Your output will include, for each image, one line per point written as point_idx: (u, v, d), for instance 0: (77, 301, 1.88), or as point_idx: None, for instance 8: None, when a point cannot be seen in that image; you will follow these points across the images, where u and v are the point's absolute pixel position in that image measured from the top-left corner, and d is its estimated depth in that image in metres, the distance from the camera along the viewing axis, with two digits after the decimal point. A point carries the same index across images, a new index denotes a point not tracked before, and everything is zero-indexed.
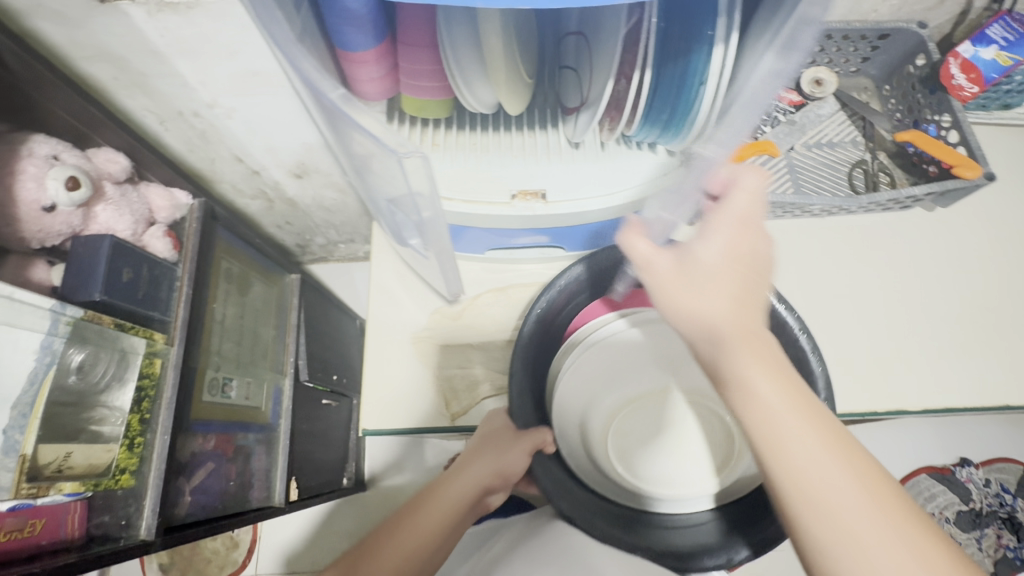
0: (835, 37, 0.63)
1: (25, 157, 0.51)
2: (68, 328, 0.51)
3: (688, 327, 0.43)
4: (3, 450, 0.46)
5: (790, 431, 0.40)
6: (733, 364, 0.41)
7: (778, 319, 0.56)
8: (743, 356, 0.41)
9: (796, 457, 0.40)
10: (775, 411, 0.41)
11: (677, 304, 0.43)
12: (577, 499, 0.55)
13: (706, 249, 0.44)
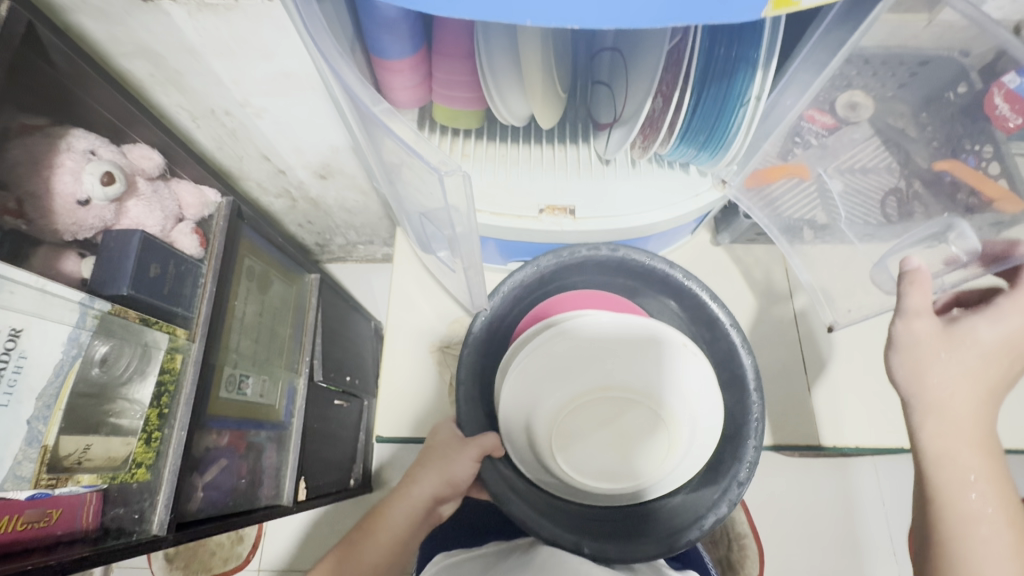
0: (873, 63, 0.53)
1: (64, 151, 0.52)
2: (95, 321, 0.52)
3: (931, 389, 0.50)
4: (26, 440, 0.46)
5: (970, 477, 0.48)
6: (933, 421, 0.50)
7: (711, 314, 0.57)
8: (953, 393, 0.49)
9: (948, 482, 0.48)
10: (953, 443, 0.49)
11: (927, 370, 0.50)
12: (526, 497, 0.55)
13: (987, 331, 0.49)
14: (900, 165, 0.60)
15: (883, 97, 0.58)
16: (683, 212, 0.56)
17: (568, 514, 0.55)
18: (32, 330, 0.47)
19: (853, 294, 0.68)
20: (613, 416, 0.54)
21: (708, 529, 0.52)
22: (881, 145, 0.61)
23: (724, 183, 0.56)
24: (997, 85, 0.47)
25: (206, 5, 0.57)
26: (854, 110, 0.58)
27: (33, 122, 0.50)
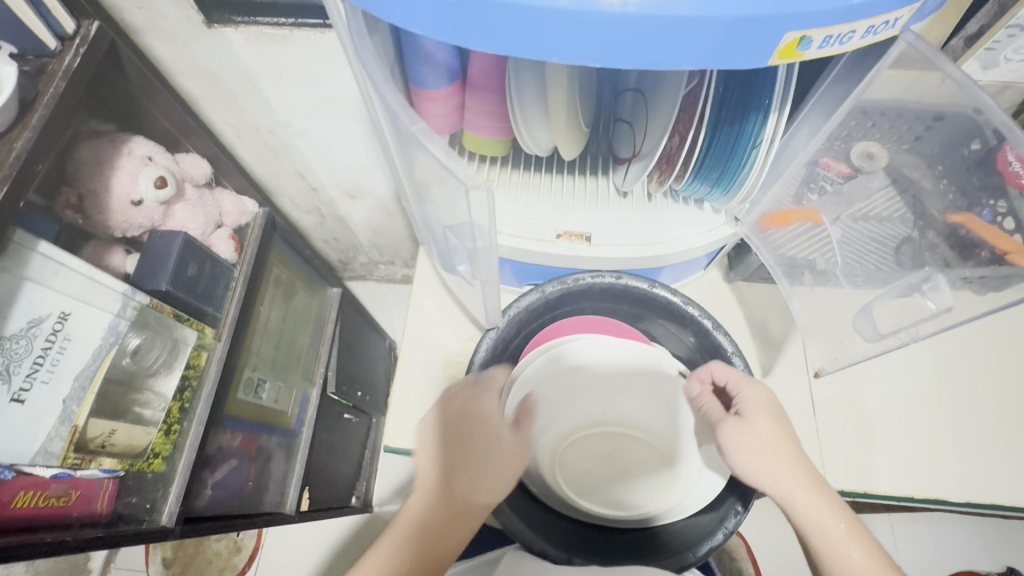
0: (887, 115, 0.57)
1: (125, 154, 0.56)
2: (134, 312, 0.55)
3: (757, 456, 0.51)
4: (60, 418, 0.49)
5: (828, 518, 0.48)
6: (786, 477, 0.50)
7: (715, 343, 0.58)
8: (799, 494, 0.49)
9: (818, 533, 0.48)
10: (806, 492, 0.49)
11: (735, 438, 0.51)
12: (530, 515, 0.55)
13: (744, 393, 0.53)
14: (916, 215, 0.62)
15: (901, 148, 0.61)
16: (694, 247, 0.57)
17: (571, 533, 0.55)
18: (77, 316, 0.51)
19: (838, 343, 0.66)
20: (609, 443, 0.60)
21: (704, 556, 0.51)
22: (897, 195, 0.63)
23: (737, 220, 0.58)
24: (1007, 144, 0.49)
25: (264, 35, 0.62)
26: (870, 159, 0.62)
27: (100, 128, 0.56)
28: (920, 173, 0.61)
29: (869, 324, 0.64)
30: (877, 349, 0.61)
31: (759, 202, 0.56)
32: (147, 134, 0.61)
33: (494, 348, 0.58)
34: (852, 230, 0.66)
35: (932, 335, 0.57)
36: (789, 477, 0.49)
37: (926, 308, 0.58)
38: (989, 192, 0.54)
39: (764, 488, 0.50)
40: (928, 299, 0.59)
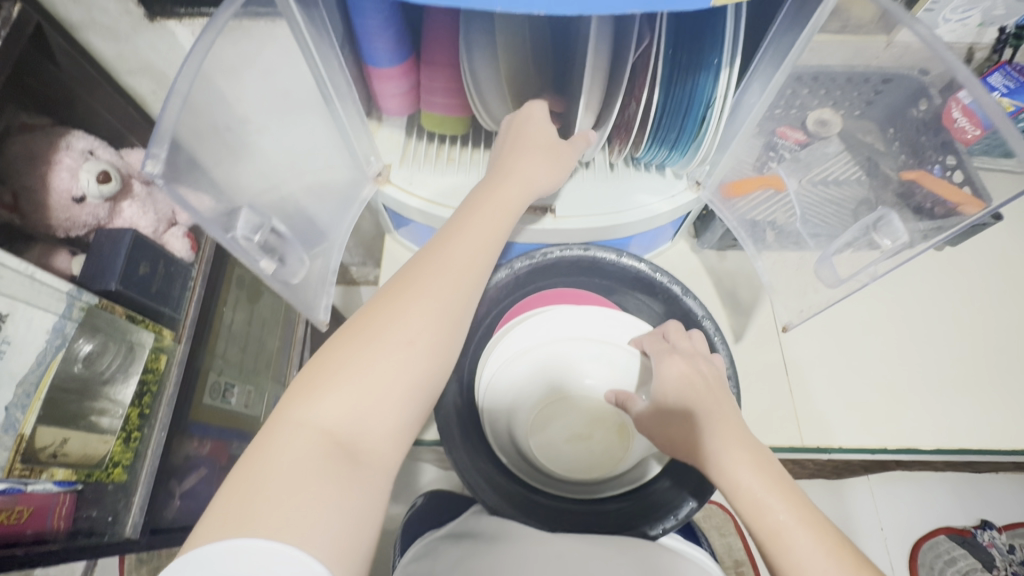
0: (838, 80, 0.59)
1: (63, 149, 0.54)
2: (82, 313, 0.52)
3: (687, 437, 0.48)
4: (3, 426, 0.46)
5: (760, 489, 0.43)
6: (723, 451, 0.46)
7: (685, 307, 0.60)
8: (725, 450, 0.46)
9: (748, 502, 0.43)
10: (741, 466, 0.45)
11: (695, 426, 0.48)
12: (517, 504, 0.56)
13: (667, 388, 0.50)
14: (870, 176, 0.62)
15: (852, 114, 0.62)
16: (656, 213, 0.58)
17: (562, 512, 0.57)
18: (17, 316, 0.47)
19: (805, 294, 0.70)
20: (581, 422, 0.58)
21: (683, 518, 0.54)
22: (852, 160, 0.64)
23: (698, 185, 0.59)
24: (954, 99, 0.49)
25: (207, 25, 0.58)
26: (823, 125, 0.63)
27: (32, 122, 0.53)
28: (874, 137, 0.61)
29: (830, 270, 0.66)
30: (840, 293, 0.64)
31: (718, 163, 0.57)
32: (89, 129, 0.58)
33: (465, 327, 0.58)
34: (808, 193, 0.68)
35: (890, 271, 0.60)
36: (734, 453, 0.45)
37: (883, 245, 0.59)
38: (936, 148, 0.54)
39: (663, 445, 0.50)
40: (881, 236, 0.60)
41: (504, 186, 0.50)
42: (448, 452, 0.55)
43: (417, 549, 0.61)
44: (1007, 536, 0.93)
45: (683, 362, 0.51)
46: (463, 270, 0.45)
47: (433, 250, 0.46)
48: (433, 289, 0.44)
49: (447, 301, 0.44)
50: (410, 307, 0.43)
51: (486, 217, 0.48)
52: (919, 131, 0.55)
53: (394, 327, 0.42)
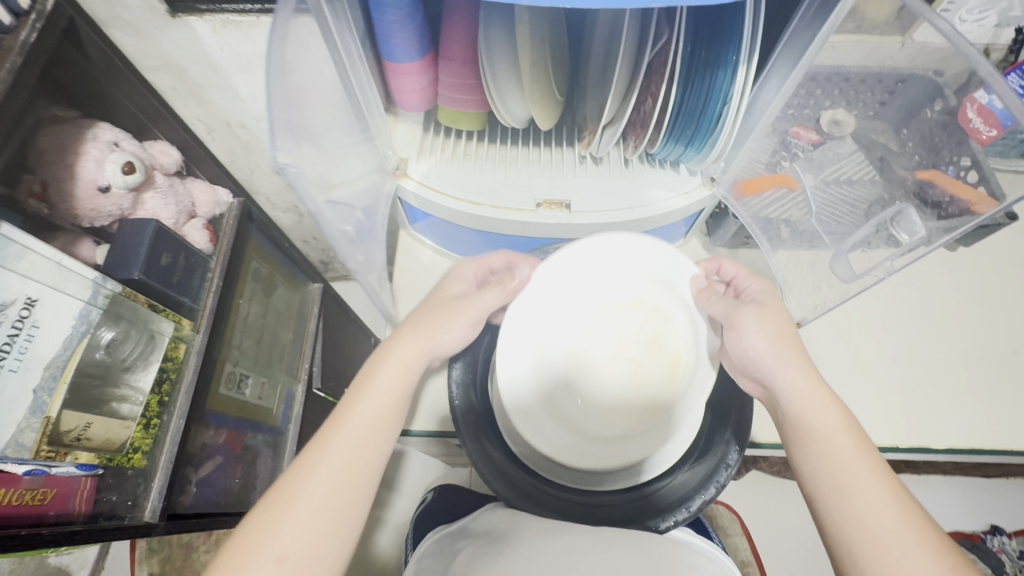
0: (852, 79, 0.61)
1: (90, 140, 0.55)
2: (106, 301, 0.54)
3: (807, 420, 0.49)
4: (30, 408, 0.48)
5: (859, 484, 0.44)
6: (837, 441, 0.47)
7: None
8: (843, 442, 0.47)
9: (842, 485, 0.45)
10: (854, 462, 0.45)
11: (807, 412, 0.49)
12: (538, 499, 0.57)
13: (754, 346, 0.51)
14: (883, 178, 0.63)
15: (867, 115, 0.63)
16: (671, 210, 0.59)
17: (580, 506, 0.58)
18: (46, 301, 0.49)
19: (819, 289, 0.71)
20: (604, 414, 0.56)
21: (695, 510, 0.55)
22: (866, 161, 0.65)
23: (713, 181, 0.60)
24: (970, 100, 0.51)
25: (230, 22, 0.59)
26: (837, 125, 0.64)
27: (64, 114, 0.53)
28: (885, 138, 0.62)
29: (846, 265, 0.66)
30: (856, 288, 0.65)
31: (733, 160, 0.58)
32: (113, 121, 0.59)
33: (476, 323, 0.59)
34: (823, 192, 0.67)
35: (905, 268, 0.61)
36: (853, 446, 0.46)
37: (901, 241, 0.61)
38: (951, 149, 0.56)
39: (770, 371, 0.51)
40: (900, 231, 0.61)
41: (406, 339, 0.53)
42: (464, 443, 0.58)
43: (429, 543, 0.62)
44: (1016, 542, 0.95)
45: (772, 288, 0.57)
46: (377, 424, 0.49)
47: (346, 404, 0.50)
48: (334, 454, 0.47)
49: (361, 454, 0.47)
50: (305, 482, 0.45)
51: (395, 370, 0.52)
52: (936, 132, 0.56)
53: (310, 477, 0.45)
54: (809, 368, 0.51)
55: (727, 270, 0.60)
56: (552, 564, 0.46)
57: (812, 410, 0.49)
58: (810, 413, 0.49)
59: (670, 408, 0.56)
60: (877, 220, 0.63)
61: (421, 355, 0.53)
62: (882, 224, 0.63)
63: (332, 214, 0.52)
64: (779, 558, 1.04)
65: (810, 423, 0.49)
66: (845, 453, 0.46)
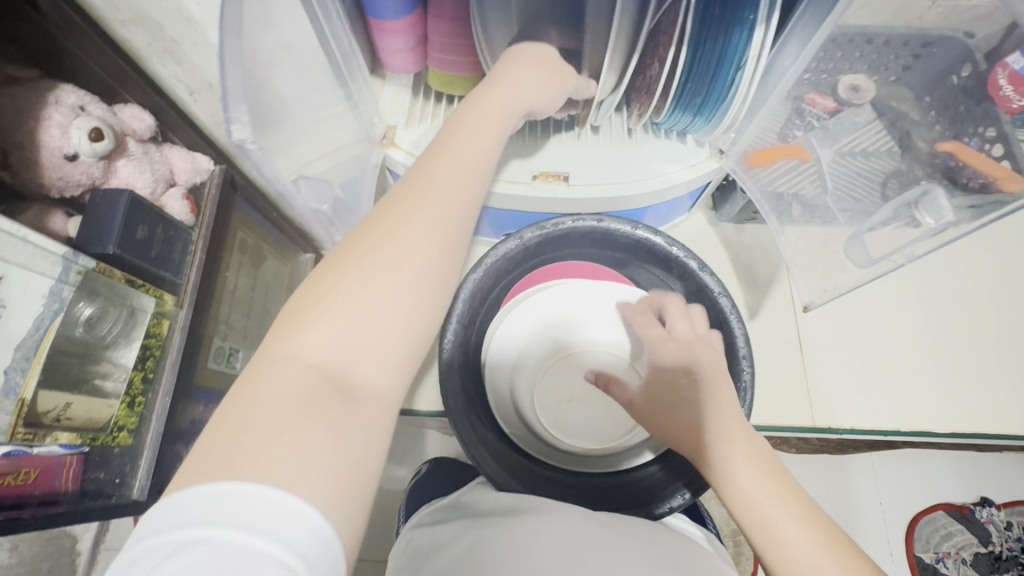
0: (874, 42, 0.56)
1: (52, 104, 0.51)
2: (79, 277, 0.51)
3: (750, 520, 0.41)
4: (3, 390, 0.46)
5: None
6: (791, 534, 0.40)
7: (701, 284, 0.58)
8: (795, 536, 0.39)
9: None
10: (814, 560, 0.38)
11: (744, 501, 0.42)
12: (524, 477, 0.56)
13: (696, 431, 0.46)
14: (902, 149, 0.61)
15: (887, 80, 0.60)
16: (673, 183, 0.56)
17: (567, 488, 0.56)
18: (13, 279, 0.46)
19: (829, 273, 0.67)
20: (597, 421, 0.59)
21: (691, 499, 0.52)
22: (884, 130, 0.62)
23: (721, 153, 0.56)
24: (1001, 65, 0.48)
25: None
26: (855, 92, 0.60)
27: (20, 74, 0.51)
28: (908, 105, 0.60)
29: (861, 249, 0.63)
30: (871, 274, 0.62)
31: (744, 130, 0.54)
32: (79, 82, 0.55)
33: (470, 299, 0.56)
34: (838, 163, 0.65)
35: (926, 254, 0.57)
36: (813, 544, 0.39)
37: (924, 224, 0.56)
38: (976, 119, 0.53)
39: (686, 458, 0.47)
40: (924, 213, 0.56)
41: (464, 135, 0.44)
42: (452, 425, 0.53)
43: (420, 517, 0.62)
44: (1005, 513, 0.95)
45: (694, 330, 0.52)
46: (438, 236, 0.40)
47: (396, 207, 0.41)
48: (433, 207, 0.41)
49: (437, 250, 0.40)
50: (398, 231, 0.39)
51: (456, 172, 0.42)
52: (959, 99, 0.54)
53: (363, 271, 0.38)
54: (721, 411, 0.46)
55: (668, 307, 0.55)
56: (531, 552, 0.44)
57: (758, 499, 0.41)
58: (754, 504, 0.41)
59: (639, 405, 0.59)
60: (897, 201, 0.60)
61: (482, 136, 0.44)
62: (902, 205, 0.59)
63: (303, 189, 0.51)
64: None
65: (757, 517, 0.41)
66: (798, 549, 0.39)
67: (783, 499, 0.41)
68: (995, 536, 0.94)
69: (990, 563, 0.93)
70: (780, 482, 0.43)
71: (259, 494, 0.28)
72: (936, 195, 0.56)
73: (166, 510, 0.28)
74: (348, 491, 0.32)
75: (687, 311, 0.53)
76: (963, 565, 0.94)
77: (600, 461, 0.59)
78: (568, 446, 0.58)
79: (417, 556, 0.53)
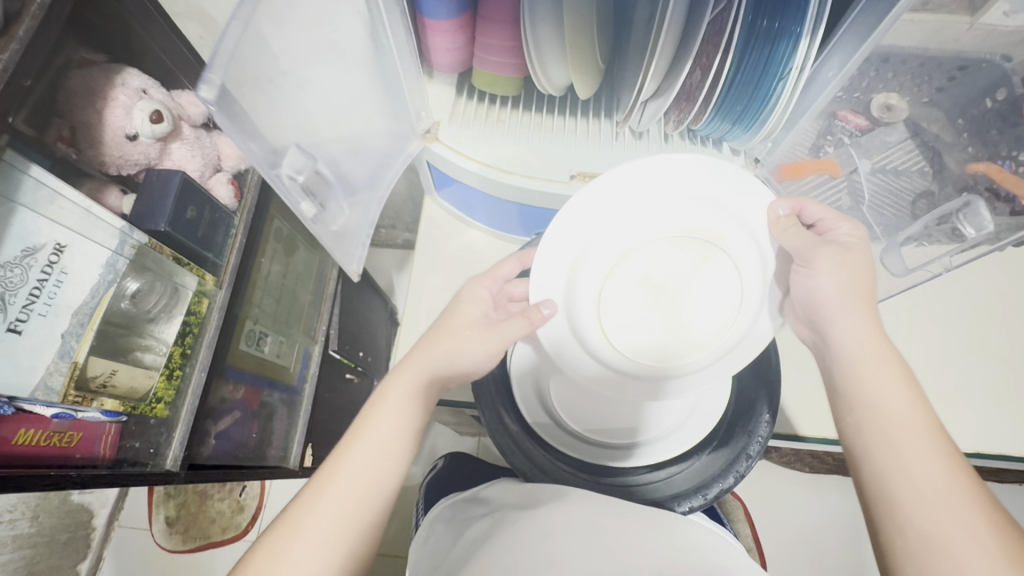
0: (911, 63, 0.57)
1: (119, 86, 0.54)
2: (132, 251, 0.55)
3: (861, 393, 0.47)
4: (58, 353, 0.49)
5: (929, 466, 0.42)
6: (899, 413, 0.45)
7: None
8: (898, 415, 0.45)
9: (907, 473, 0.43)
10: (912, 438, 0.44)
11: (859, 379, 0.48)
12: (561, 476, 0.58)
13: (843, 323, 0.49)
14: (934, 170, 0.62)
15: (919, 101, 0.61)
16: None
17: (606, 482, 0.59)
18: (75, 248, 0.51)
19: None
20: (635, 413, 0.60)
21: (712, 497, 0.56)
22: (915, 148, 0.63)
23: (757, 162, 0.59)
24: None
25: None
26: (888, 111, 0.61)
27: (92, 57, 0.52)
28: (939, 127, 0.62)
29: (897, 258, 0.62)
30: (907, 283, 0.62)
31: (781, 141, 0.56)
32: (142, 67, 0.58)
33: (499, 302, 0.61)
34: (870, 179, 0.66)
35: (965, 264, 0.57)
36: (913, 419, 0.45)
37: (965, 235, 0.56)
38: (1009, 143, 0.56)
39: (834, 328, 0.50)
40: (965, 225, 0.56)
41: (377, 418, 0.51)
42: (481, 413, 0.58)
43: (440, 509, 0.63)
44: None
45: (864, 229, 0.52)
46: (350, 504, 0.46)
47: (334, 463, 0.48)
48: (342, 512, 0.45)
49: (360, 487, 0.47)
50: (300, 534, 0.44)
51: (400, 398, 0.52)
52: (992, 123, 0.57)
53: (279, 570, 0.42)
54: (874, 323, 0.49)
55: (808, 212, 0.53)
56: (550, 542, 0.46)
57: (882, 377, 0.47)
58: (892, 413, 0.45)
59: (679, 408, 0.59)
60: (930, 215, 0.59)
61: (392, 437, 0.50)
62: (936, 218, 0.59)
63: (291, 157, 0.45)
64: (792, 555, 1.00)
65: (872, 388, 0.47)
66: (907, 426, 0.44)
67: (915, 401, 0.46)
68: None
69: None
70: (905, 372, 0.47)
71: None
72: (968, 209, 0.56)
73: None
74: None
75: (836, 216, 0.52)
76: None
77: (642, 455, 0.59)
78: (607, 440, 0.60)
79: (442, 546, 0.54)
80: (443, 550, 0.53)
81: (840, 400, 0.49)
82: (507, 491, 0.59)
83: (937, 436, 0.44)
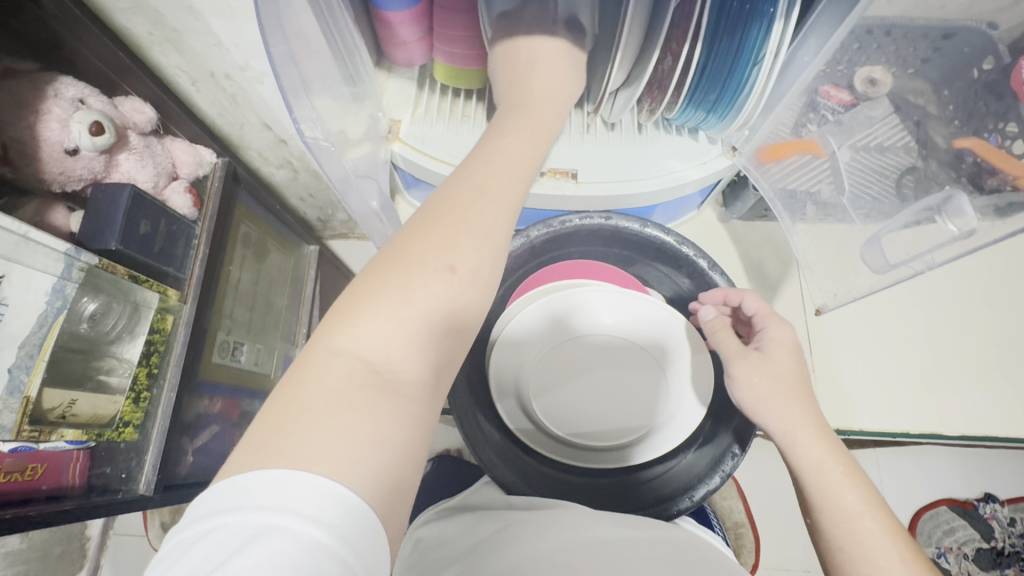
0: (894, 34, 0.56)
1: (51, 97, 0.50)
2: (81, 274, 0.50)
3: (821, 504, 0.46)
4: (7, 388, 0.46)
5: None
6: (859, 523, 0.44)
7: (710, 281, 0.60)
8: (858, 525, 0.44)
9: None
10: (878, 550, 0.43)
11: (814, 486, 0.47)
12: (543, 480, 0.59)
13: (779, 430, 0.49)
14: (919, 144, 0.60)
15: (905, 73, 0.59)
16: (683, 180, 0.56)
17: (596, 487, 0.59)
18: (14, 277, 0.46)
19: (843, 277, 0.63)
20: (629, 390, 0.60)
21: (700, 499, 0.55)
22: (901, 124, 0.61)
23: (734, 151, 0.57)
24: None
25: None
26: (873, 85, 0.59)
27: (20, 66, 0.50)
28: (924, 100, 0.60)
29: (878, 253, 0.59)
30: (888, 281, 0.58)
31: (758, 129, 0.53)
32: (78, 75, 0.54)
33: None
34: (855, 160, 0.63)
35: (949, 262, 0.54)
36: (875, 525, 0.44)
37: (947, 231, 0.54)
38: (996, 114, 0.54)
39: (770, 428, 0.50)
40: (949, 221, 0.54)
41: (418, 261, 0.37)
42: (458, 421, 0.56)
43: (428, 514, 0.62)
44: (1009, 508, 0.89)
45: (791, 330, 0.53)
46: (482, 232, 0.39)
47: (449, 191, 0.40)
48: (470, 228, 0.39)
49: (492, 216, 0.40)
50: (435, 237, 0.38)
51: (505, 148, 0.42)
52: (980, 94, 0.55)
53: (401, 291, 0.36)
54: (812, 421, 0.49)
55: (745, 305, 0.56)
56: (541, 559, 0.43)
57: (831, 481, 0.46)
58: (847, 517, 0.45)
59: (662, 392, 0.60)
60: (914, 209, 0.57)
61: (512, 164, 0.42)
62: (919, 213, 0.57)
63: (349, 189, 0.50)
64: (787, 535, 1.01)
65: (824, 497, 0.46)
66: (871, 536, 0.44)
67: (869, 502, 0.45)
68: (997, 532, 0.88)
69: (991, 559, 0.87)
70: (854, 473, 0.47)
71: (305, 477, 0.28)
72: (950, 206, 0.54)
73: (226, 491, 0.28)
74: (395, 481, 0.32)
75: (768, 312, 0.55)
76: (964, 560, 0.88)
77: (637, 449, 0.59)
78: (594, 441, 0.59)
79: (426, 555, 0.53)
80: (428, 558, 0.52)
81: (800, 497, 0.49)
82: (493, 501, 0.58)
83: (900, 539, 0.44)
